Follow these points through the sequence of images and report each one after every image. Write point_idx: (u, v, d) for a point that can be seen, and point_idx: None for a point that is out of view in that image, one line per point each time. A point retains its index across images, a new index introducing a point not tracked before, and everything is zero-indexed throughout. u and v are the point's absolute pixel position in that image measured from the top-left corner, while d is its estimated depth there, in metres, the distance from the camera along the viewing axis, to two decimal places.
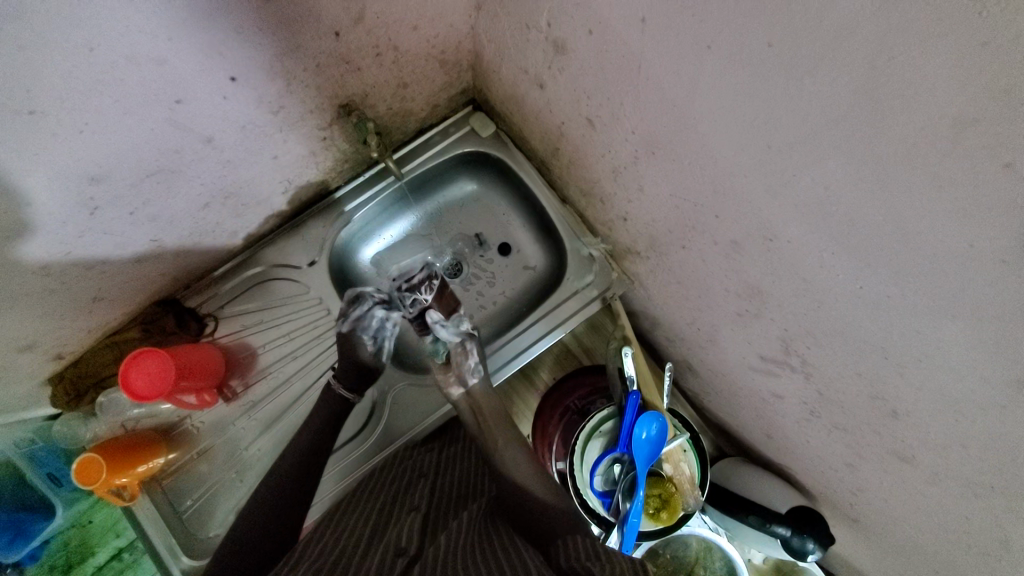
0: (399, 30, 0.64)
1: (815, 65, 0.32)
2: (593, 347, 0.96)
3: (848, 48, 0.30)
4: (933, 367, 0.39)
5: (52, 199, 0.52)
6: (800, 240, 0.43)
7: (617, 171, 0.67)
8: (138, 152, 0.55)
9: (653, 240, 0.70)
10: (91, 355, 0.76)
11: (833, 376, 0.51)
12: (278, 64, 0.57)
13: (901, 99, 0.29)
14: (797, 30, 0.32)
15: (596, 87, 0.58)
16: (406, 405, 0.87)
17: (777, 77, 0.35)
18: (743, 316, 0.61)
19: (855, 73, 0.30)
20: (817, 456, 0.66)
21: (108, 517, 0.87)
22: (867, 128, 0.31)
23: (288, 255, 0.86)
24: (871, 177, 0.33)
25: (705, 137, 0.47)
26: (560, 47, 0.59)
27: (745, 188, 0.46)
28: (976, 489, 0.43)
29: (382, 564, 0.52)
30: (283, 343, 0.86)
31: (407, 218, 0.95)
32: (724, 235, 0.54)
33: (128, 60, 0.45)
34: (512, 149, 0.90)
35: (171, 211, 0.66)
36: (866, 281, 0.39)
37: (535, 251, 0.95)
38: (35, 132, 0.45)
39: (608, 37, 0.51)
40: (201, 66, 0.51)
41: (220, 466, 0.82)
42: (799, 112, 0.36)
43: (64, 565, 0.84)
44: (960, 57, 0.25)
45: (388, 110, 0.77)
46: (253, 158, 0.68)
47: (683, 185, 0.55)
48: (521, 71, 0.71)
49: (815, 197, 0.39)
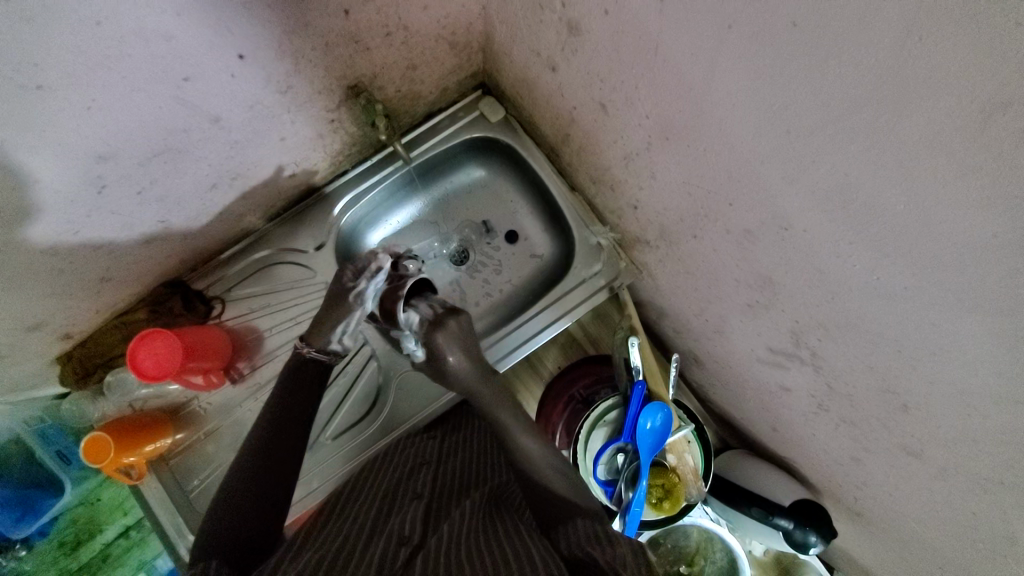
0: (410, 9, 0.62)
1: (839, 46, 0.31)
2: (599, 337, 0.95)
3: (875, 29, 0.29)
4: (949, 361, 0.38)
5: (60, 178, 0.52)
6: (817, 229, 0.42)
7: (629, 157, 0.66)
8: (146, 130, 0.54)
9: (663, 229, 0.69)
10: (99, 335, 0.77)
11: (843, 369, 0.51)
12: (286, 42, 0.57)
13: (929, 82, 0.28)
14: (821, 9, 0.31)
15: (610, 70, 0.57)
16: (411, 391, 0.88)
17: (801, 58, 0.34)
18: (753, 307, 0.60)
19: (881, 55, 0.30)
20: (822, 449, 0.66)
21: (115, 496, 0.88)
22: (893, 112, 0.31)
23: (294, 239, 0.85)
24: (893, 164, 0.32)
25: (721, 122, 0.46)
26: (574, 28, 0.58)
27: (761, 175, 0.45)
28: (986, 485, 0.43)
29: (386, 552, 0.52)
30: (290, 327, 0.86)
31: (414, 204, 0.94)
32: (736, 224, 0.53)
33: (136, 35, 0.44)
34: (521, 135, 0.88)
35: (179, 191, 0.65)
36: (883, 272, 0.38)
37: (542, 239, 0.94)
38: (43, 108, 0.45)
39: (624, 18, 0.49)
40: (209, 43, 0.51)
41: (227, 447, 0.83)
42: (821, 95, 0.35)
43: (74, 541, 0.85)
44: (991, 37, 0.24)
45: (397, 93, 0.76)
46: (260, 139, 0.68)
47: (696, 172, 0.54)
48: (533, 54, 0.70)
49: (834, 184, 0.38)
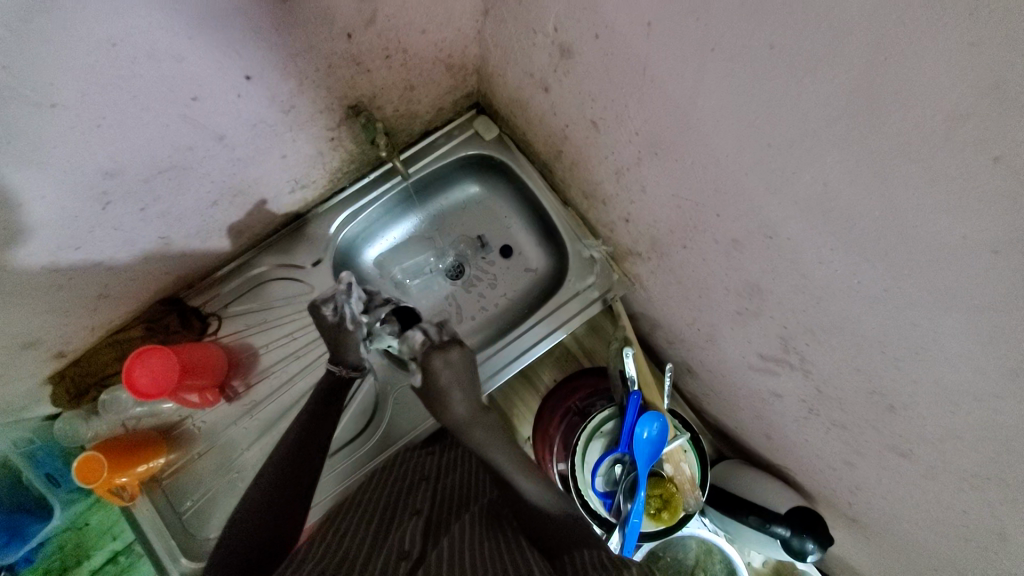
0: (409, 33, 0.65)
1: (814, 66, 0.34)
2: (594, 349, 0.97)
3: (846, 48, 0.31)
4: (931, 359, 0.40)
5: (66, 194, 0.53)
6: (801, 237, 0.45)
7: (620, 172, 0.68)
8: (152, 148, 0.56)
9: (654, 241, 0.72)
10: (92, 354, 0.76)
11: (832, 372, 0.53)
12: (291, 64, 0.59)
13: (897, 97, 0.30)
14: (797, 33, 0.34)
15: (601, 90, 0.60)
16: (408, 406, 0.88)
17: (780, 76, 0.37)
18: (742, 315, 0.62)
19: (852, 73, 0.32)
20: (814, 454, 0.67)
21: (104, 520, 0.86)
22: (867, 124, 0.33)
23: (291, 256, 0.86)
24: (868, 173, 0.35)
25: (708, 138, 0.48)
26: (566, 51, 0.61)
27: (747, 186, 0.47)
28: (972, 481, 0.44)
29: (386, 567, 0.52)
30: (288, 342, 0.86)
31: (410, 220, 0.96)
32: (724, 234, 0.55)
33: (149, 56, 0.46)
34: (515, 153, 0.91)
35: (179, 208, 0.66)
36: (866, 276, 0.40)
37: (536, 253, 0.96)
38: (54, 126, 0.46)
39: (614, 41, 0.52)
40: (217, 65, 0.53)
41: (221, 466, 0.82)
42: (799, 112, 0.37)
43: (58, 569, 0.83)
44: (951, 55, 0.27)
45: (395, 112, 0.79)
46: (262, 157, 0.69)
47: (686, 185, 0.57)
48: (526, 75, 0.73)
49: (815, 193, 0.40)
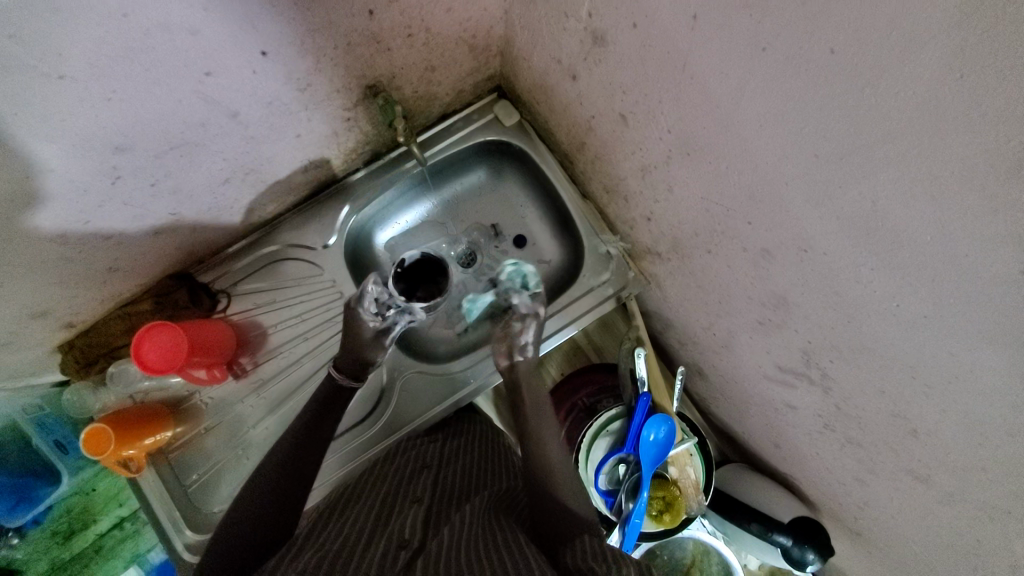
0: (433, 11, 0.62)
1: (876, 76, 0.31)
2: (604, 346, 0.95)
3: (918, 58, 0.29)
4: (963, 389, 0.38)
5: (74, 168, 0.51)
6: (838, 252, 0.42)
7: (646, 169, 0.66)
8: (163, 124, 0.54)
9: (676, 242, 0.69)
10: (101, 325, 0.76)
11: (854, 392, 0.51)
12: (310, 41, 0.56)
13: (968, 119, 0.28)
14: (860, 40, 0.31)
15: (634, 83, 0.57)
16: (413, 394, 0.87)
17: (836, 84, 0.34)
18: (764, 324, 0.60)
19: (920, 88, 0.29)
20: (824, 468, 0.66)
21: (111, 487, 0.88)
22: (927, 146, 0.31)
23: (303, 236, 0.85)
24: (924, 197, 0.32)
25: (748, 143, 0.46)
26: (599, 38, 0.58)
27: (784, 196, 0.45)
28: (992, 513, 0.43)
29: (386, 555, 0.52)
30: (296, 323, 0.85)
31: (423, 204, 0.93)
32: (753, 243, 0.53)
33: (160, 28, 0.44)
34: (535, 141, 0.88)
35: (190, 185, 0.65)
36: (905, 301, 0.38)
37: (551, 244, 0.94)
38: (61, 98, 0.44)
39: (653, 32, 0.49)
40: (232, 40, 0.50)
41: (225, 443, 0.82)
42: (852, 123, 0.35)
43: (66, 531, 0.86)
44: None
45: (414, 94, 0.76)
46: (276, 135, 0.67)
47: (716, 188, 0.54)
48: (554, 61, 0.69)
49: (861, 211, 0.38)
